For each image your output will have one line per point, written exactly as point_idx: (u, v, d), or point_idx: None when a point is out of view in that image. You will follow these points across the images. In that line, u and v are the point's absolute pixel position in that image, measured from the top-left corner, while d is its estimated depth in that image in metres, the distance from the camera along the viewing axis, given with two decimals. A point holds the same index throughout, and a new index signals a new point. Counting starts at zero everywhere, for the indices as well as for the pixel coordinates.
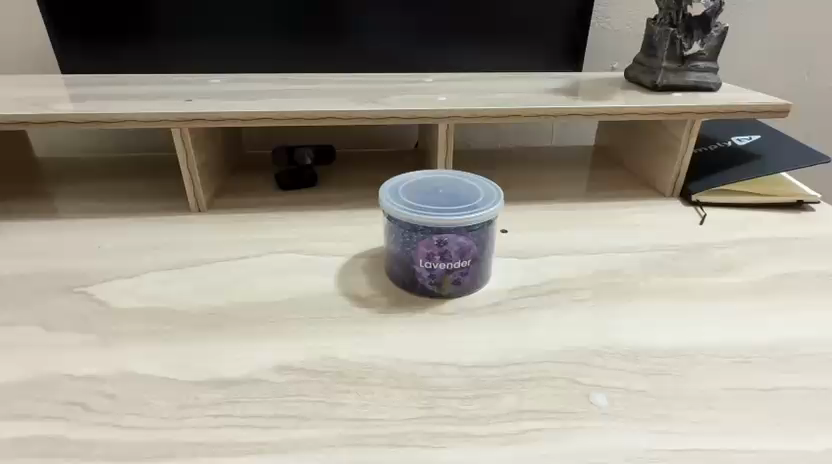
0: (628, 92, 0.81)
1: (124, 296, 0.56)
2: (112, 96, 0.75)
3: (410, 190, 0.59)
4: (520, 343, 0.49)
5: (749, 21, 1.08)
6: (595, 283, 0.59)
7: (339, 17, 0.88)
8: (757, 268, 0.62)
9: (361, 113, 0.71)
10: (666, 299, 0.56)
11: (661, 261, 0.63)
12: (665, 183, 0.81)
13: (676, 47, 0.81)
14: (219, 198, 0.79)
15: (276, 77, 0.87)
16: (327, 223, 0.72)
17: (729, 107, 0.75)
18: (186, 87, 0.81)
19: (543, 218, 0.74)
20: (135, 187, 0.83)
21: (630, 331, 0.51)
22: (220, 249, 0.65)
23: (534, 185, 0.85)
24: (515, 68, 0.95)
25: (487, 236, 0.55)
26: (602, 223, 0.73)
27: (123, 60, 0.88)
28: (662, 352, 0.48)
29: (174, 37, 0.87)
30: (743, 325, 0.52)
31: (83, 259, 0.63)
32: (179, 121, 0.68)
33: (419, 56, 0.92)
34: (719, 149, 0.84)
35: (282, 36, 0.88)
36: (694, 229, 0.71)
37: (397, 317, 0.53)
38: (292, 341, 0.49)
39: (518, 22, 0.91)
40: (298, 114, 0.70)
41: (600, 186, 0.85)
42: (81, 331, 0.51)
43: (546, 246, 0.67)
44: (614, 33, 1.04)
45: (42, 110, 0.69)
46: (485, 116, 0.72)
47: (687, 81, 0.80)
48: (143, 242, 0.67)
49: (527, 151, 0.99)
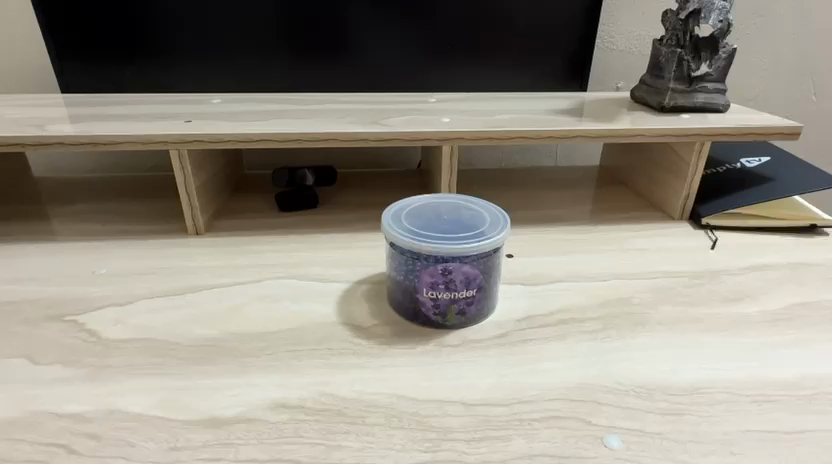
0: (635, 113, 0.80)
1: (116, 325, 0.54)
2: (110, 117, 0.74)
3: (413, 216, 0.57)
4: (529, 379, 0.47)
5: (756, 41, 1.07)
6: (605, 312, 0.57)
7: (342, 36, 0.87)
8: (773, 297, 0.60)
9: (364, 134, 0.69)
10: (679, 331, 0.54)
11: (672, 289, 0.61)
12: (673, 207, 0.79)
13: (683, 68, 0.79)
14: (217, 220, 0.77)
15: (276, 97, 0.86)
16: (327, 247, 0.70)
17: (739, 129, 0.73)
18: (185, 107, 0.80)
19: (548, 241, 0.72)
20: (132, 208, 0.81)
21: (643, 366, 0.49)
22: (217, 274, 0.63)
23: (539, 207, 0.84)
24: (520, 88, 0.94)
25: (492, 264, 0.53)
26: (609, 247, 0.71)
27: (124, 80, 0.87)
28: (678, 389, 0.46)
29: (174, 57, 0.86)
30: (762, 360, 0.50)
31: (75, 286, 0.61)
32: (177, 143, 0.67)
33: (419, 76, 0.91)
34: (728, 171, 0.82)
35: (284, 55, 0.88)
36: (706, 254, 0.69)
37: (400, 349, 0.50)
38: (290, 375, 0.47)
39: (523, 42, 0.91)
40: (299, 136, 0.68)
41: (607, 208, 0.83)
42: (69, 364, 0.49)
43: (553, 271, 0.65)
44: (619, 53, 1.03)
45: (38, 132, 0.68)
46: (490, 138, 0.71)
47: (695, 102, 0.79)
48: (139, 266, 0.65)
49: (530, 172, 0.97)
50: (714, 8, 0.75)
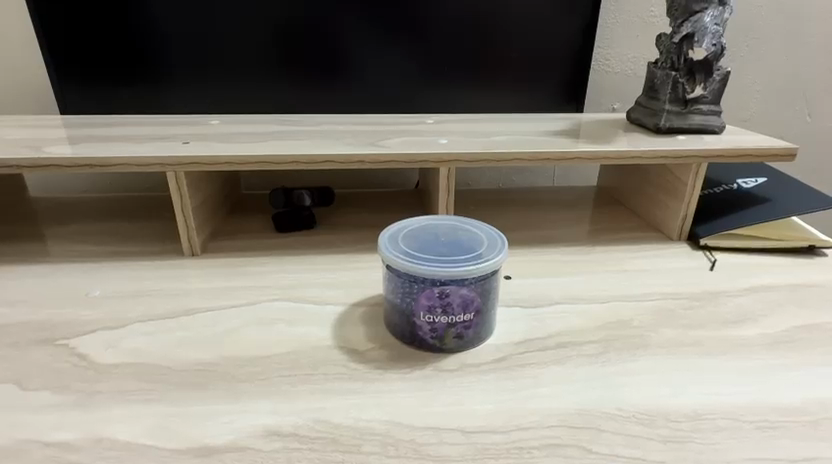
0: (631, 134, 0.80)
1: (108, 349, 0.53)
2: (108, 138, 0.74)
3: (410, 238, 0.57)
4: (527, 404, 0.46)
5: (749, 63, 1.09)
6: (605, 335, 0.56)
7: (340, 59, 0.88)
8: (774, 320, 0.59)
9: (361, 156, 0.69)
10: (680, 354, 0.53)
11: (672, 311, 0.61)
12: (671, 227, 0.79)
13: (678, 90, 0.80)
14: (214, 240, 0.77)
15: (274, 118, 0.86)
16: (324, 268, 0.69)
17: (735, 150, 0.74)
18: (184, 128, 0.80)
19: (546, 262, 0.72)
20: (128, 228, 0.81)
21: (643, 390, 0.48)
22: (212, 296, 0.62)
23: (536, 227, 0.83)
24: (516, 109, 0.94)
25: (490, 287, 0.53)
26: (607, 268, 0.71)
27: (124, 102, 0.87)
28: (680, 415, 0.45)
29: (174, 79, 0.87)
30: (766, 385, 0.49)
31: (68, 308, 0.60)
32: (173, 164, 0.67)
33: (418, 99, 0.92)
34: (725, 192, 0.82)
35: (282, 78, 0.88)
36: (705, 275, 0.69)
37: (397, 373, 0.50)
38: (284, 401, 0.46)
39: (519, 65, 0.92)
40: (296, 157, 0.68)
41: (605, 229, 0.83)
42: (59, 390, 0.48)
43: (552, 293, 0.64)
44: (614, 75, 1.04)
45: (35, 153, 0.68)
46: (488, 159, 0.71)
47: (691, 124, 0.80)
48: (133, 288, 0.64)
49: (528, 192, 0.98)
50: (708, 31, 0.75)
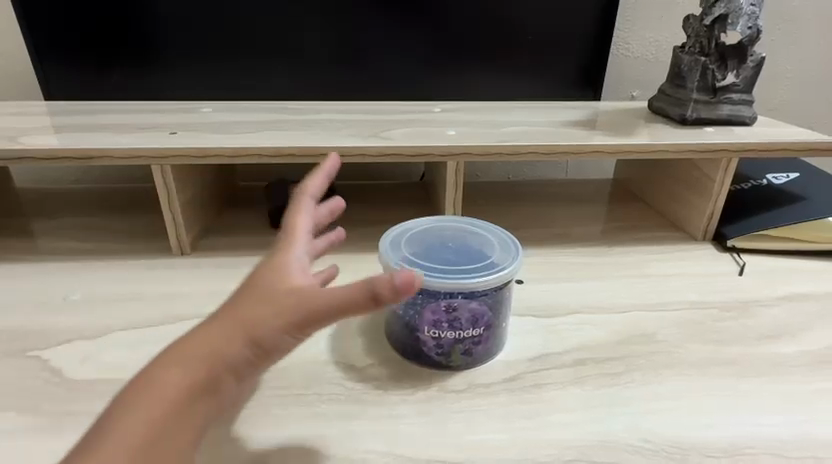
0: (655, 126, 0.74)
1: (84, 363, 0.49)
2: (91, 127, 0.69)
3: (415, 243, 0.51)
4: (544, 435, 0.41)
5: (780, 47, 1.02)
6: (628, 351, 0.51)
7: (343, 42, 0.82)
8: (814, 335, 0.54)
9: (362, 149, 0.64)
10: (712, 375, 0.48)
11: (700, 324, 0.55)
12: (696, 226, 0.73)
13: (708, 78, 0.74)
14: (205, 238, 0.72)
15: (270, 106, 0.81)
16: (320, 270, 0.64)
17: (770, 144, 0.67)
18: (173, 116, 0.74)
19: (562, 265, 0.67)
20: (114, 224, 0.76)
21: (676, 418, 0.43)
22: (199, 302, 0.58)
23: (550, 225, 0.78)
24: (530, 97, 0.88)
25: (502, 299, 0.48)
26: (628, 272, 0.65)
27: (113, 85, 0.82)
28: (716, 449, 0.40)
29: (163, 63, 0.81)
30: (812, 415, 0.44)
31: (45, 314, 0.56)
32: (159, 157, 0.62)
33: (425, 85, 0.86)
34: (754, 188, 0.76)
35: (280, 63, 0.82)
36: (734, 282, 0.63)
37: (398, 394, 0.45)
38: (273, 428, 0.41)
39: (534, 49, 0.85)
40: (293, 150, 0.63)
41: (623, 227, 0.78)
42: (26, 411, 0.43)
43: (568, 301, 0.59)
44: (635, 60, 0.98)
45: (11, 145, 0.63)
46: (500, 153, 0.65)
47: (719, 115, 0.73)
48: (116, 292, 0.59)
49: (540, 186, 0.92)
50: (743, 13, 0.68)
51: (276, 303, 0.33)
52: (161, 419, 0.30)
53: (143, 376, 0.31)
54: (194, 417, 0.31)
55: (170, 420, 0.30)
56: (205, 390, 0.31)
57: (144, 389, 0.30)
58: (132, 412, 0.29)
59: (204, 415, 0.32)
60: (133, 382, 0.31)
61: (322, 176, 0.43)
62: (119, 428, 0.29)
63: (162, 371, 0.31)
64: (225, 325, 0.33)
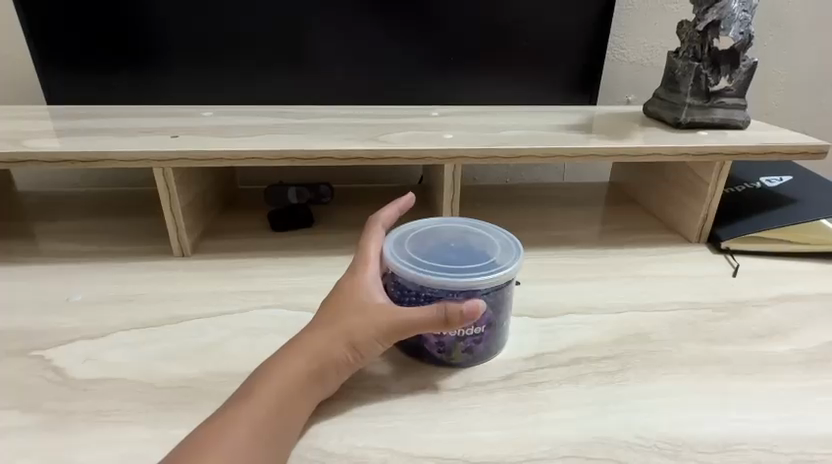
0: (649, 130, 0.75)
1: (85, 362, 0.49)
2: (93, 131, 0.70)
3: (418, 243, 0.52)
4: (539, 431, 0.42)
5: (773, 53, 1.03)
6: (623, 350, 0.52)
7: (342, 48, 0.83)
8: (805, 334, 0.55)
9: (361, 152, 0.65)
10: (704, 373, 0.49)
11: (694, 323, 0.56)
12: (691, 228, 0.74)
13: (701, 83, 0.75)
14: (205, 240, 0.73)
15: (270, 110, 0.82)
16: (319, 271, 0.65)
17: (762, 147, 0.69)
18: (174, 120, 0.75)
19: (558, 267, 0.67)
20: (115, 226, 0.77)
21: (669, 416, 0.44)
22: (200, 303, 0.58)
23: (547, 228, 0.79)
24: (526, 102, 0.89)
25: (503, 299, 0.48)
26: (623, 273, 0.66)
27: (114, 89, 0.83)
28: (707, 445, 0.41)
29: (164, 67, 0.82)
30: (802, 412, 0.45)
31: (46, 315, 0.56)
32: (160, 160, 0.63)
33: (423, 89, 0.87)
34: (748, 191, 0.78)
35: (280, 68, 0.84)
36: (727, 283, 0.64)
37: (396, 393, 0.46)
38: None
39: (530, 54, 0.86)
40: (292, 153, 0.64)
41: (619, 230, 0.78)
42: (28, 409, 0.44)
43: (564, 302, 0.60)
44: (630, 65, 0.99)
45: (14, 148, 0.64)
46: (497, 156, 0.66)
47: (714, 119, 0.74)
48: (117, 293, 0.60)
49: (537, 189, 0.93)
50: (735, 19, 0.71)
51: (371, 321, 0.44)
52: (286, 394, 0.40)
53: (273, 362, 0.43)
54: (306, 400, 0.41)
55: (294, 394, 0.41)
56: (316, 376, 0.42)
57: (275, 371, 0.42)
58: (266, 387, 0.40)
59: (315, 398, 0.42)
60: (266, 365, 0.42)
61: (395, 208, 0.55)
62: (257, 398, 0.39)
63: (288, 360, 0.42)
64: (331, 327, 0.44)
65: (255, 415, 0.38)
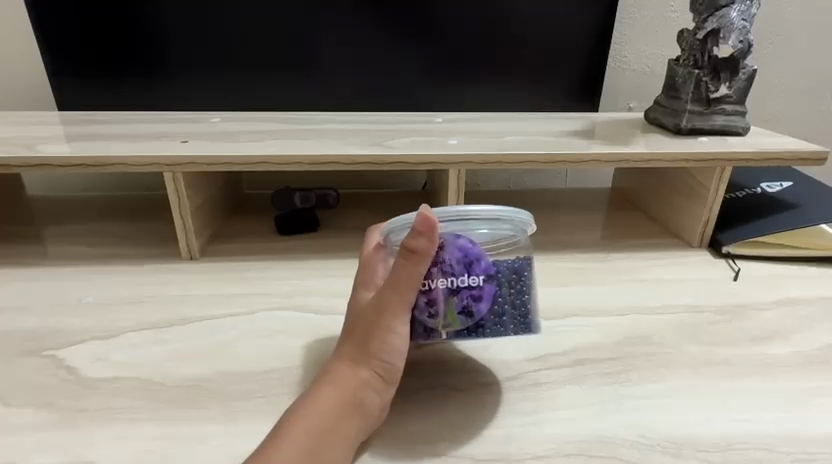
0: (650, 136, 0.76)
1: (97, 361, 0.50)
2: (103, 136, 0.71)
3: None
4: (543, 430, 0.43)
5: (773, 60, 1.04)
6: (625, 352, 0.52)
7: (348, 55, 0.85)
8: (805, 337, 0.56)
9: (367, 157, 0.66)
10: (706, 374, 0.50)
11: (695, 326, 0.57)
12: (692, 232, 0.75)
13: (701, 89, 0.76)
14: (212, 244, 0.74)
15: (277, 116, 0.83)
16: (326, 274, 0.66)
17: (762, 154, 0.70)
18: (183, 126, 0.77)
19: (561, 270, 0.68)
20: (124, 230, 0.78)
21: (670, 415, 0.44)
22: (208, 305, 0.59)
23: (550, 232, 0.80)
24: (529, 108, 0.91)
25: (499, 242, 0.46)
26: (625, 277, 0.67)
27: (125, 95, 0.84)
28: (710, 444, 0.42)
29: (173, 74, 0.84)
30: (802, 412, 0.45)
31: (58, 316, 0.57)
32: (171, 165, 0.64)
33: (427, 96, 0.88)
34: (748, 196, 0.78)
35: (286, 74, 0.85)
36: (728, 286, 0.65)
37: (403, 392, 0.46)
38: None
39: (533, 61, 0.88)
40: (299, 158, 0.65)
41: (621, 234, 0.79)
42: (42, 407, 0.45)
43: (567, 305, 0.60)
44: (631, 73, 1.00)
45: (28, 152, 0.65)
46: (500, 161, 0.67)
47: (714, 125, 0.75)
48: (127, 295, 0.61)
49: (540, 194, 0.94)
50: (734, 27, 0.72)
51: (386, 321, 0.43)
52: (324, 425, 0.39)
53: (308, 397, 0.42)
54: (351, 425, 0.40)
55: (333, 424, 0.40)
56: (353, 403, 0.41)
57: (310, 404, 0.41)
58: (305, 422, 0.39)
59: (362, 422, 0.41)
60: (300, 400, 0.42)
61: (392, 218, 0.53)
62: (294, 431, 0.39)
63: (323, 393, 0.42)
64: (356, 350, 0.44)
65: (297, 449, 0.37)
